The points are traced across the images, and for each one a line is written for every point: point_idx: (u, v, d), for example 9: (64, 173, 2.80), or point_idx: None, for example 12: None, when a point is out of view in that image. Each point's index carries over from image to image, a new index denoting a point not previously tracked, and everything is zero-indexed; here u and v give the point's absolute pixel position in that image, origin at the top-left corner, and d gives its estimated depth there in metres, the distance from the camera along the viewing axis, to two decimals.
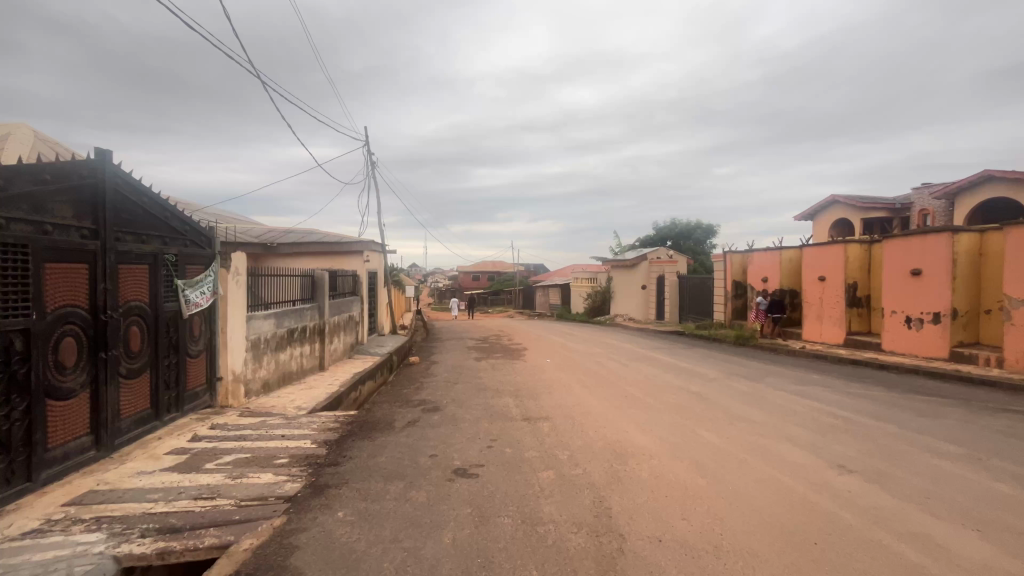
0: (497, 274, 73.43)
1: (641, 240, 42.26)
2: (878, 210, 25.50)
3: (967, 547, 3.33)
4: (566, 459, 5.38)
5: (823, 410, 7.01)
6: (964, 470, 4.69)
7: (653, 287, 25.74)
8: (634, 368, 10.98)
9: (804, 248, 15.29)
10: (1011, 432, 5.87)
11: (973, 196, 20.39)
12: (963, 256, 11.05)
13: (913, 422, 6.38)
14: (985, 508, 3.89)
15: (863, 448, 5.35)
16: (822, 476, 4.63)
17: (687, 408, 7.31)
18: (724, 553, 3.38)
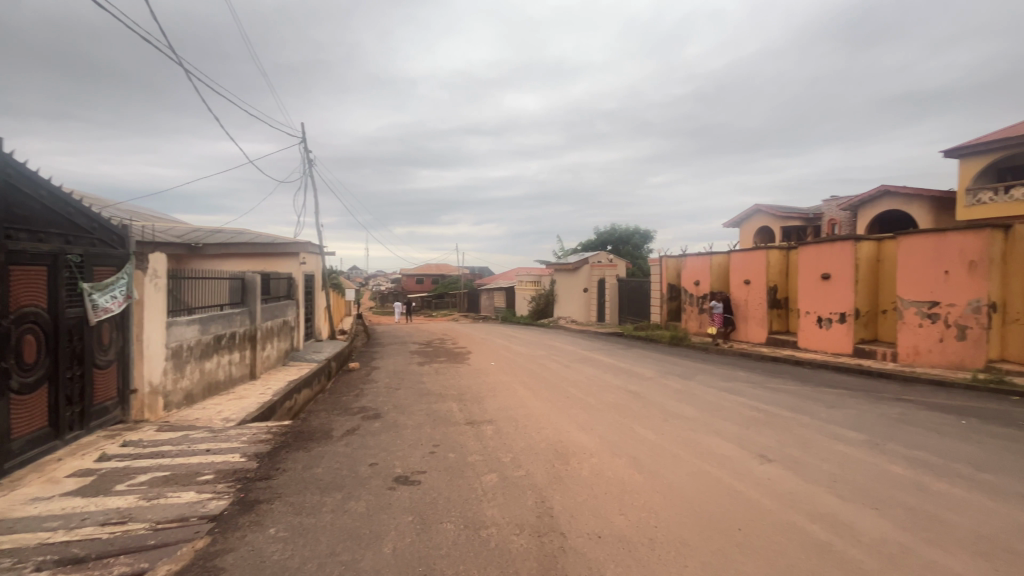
0: (441, 277, 72.59)
1: (583, 245, 43.46)
2: (795, 219, 27.82)
3: (866, 524, 3.70)
4: (509, 462, 5.41)
5: (746, 405, 7.53)
6: (864, 454, 5.20)
7: (594, 290, 26.51)
8: (576, 369, 11.24)
9: (732, 253, 16.35)
10: (903, 419, 6.59)
11: (872, 208, 22.81)
12: (865, 262, 12.31)
13: (823, 412, 7.00)
14: (881, 487, 4.35)
15: (781, 438, 5.80)
16: (746, 466, 4.97)
17: (625, 407, 7.59)
18: (658, 544, 3.53)
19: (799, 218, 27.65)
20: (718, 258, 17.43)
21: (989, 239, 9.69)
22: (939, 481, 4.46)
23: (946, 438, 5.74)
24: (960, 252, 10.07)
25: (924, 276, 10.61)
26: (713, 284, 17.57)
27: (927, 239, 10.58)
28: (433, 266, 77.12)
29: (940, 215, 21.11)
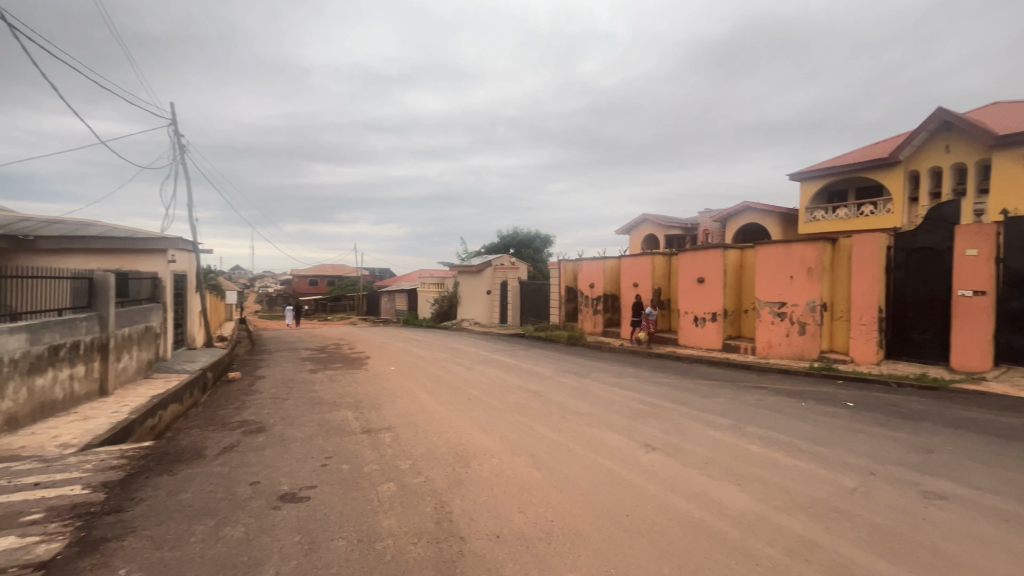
0: (338, 279, 68.59)
1: (486, 247, 43.89)
2: (675, 229, 30.82)
3: (731, 499, 4.18)
4: (407, 469, 5.24)
5: (635, 398, 8.13)
6: (730, 437, 5.88)
7: (497, 292, 26.86)
8: (478, 371, 11.28)
9: (623, 258, 17.62)
10: (759, 404, 7.59)
11: (737, 220, 26.11)
12: (731, 268, 14.03)
13: (697, 402, 7.80)
14: (743, 465, 4.95)
15: (663, 427, 6.35)
16: (634, 455, 5.35)
17: (525, 406, 7.76)
18: (554, 538, 3.65)
19: (679, 227, 30.69)
20: (610, 262, 18.67)
21: (821, 249, 11.55)
22: (785, 456, 5.19)
23: (791, 419, 6.70)
24: (801, 260, 11.88)
25: (775, 280, 12.37)
26: (607, 287, 18.77)
27: (778, 248, 12.36)
28: (328, 267, 72.53)
29: (786, 229, 24.79)
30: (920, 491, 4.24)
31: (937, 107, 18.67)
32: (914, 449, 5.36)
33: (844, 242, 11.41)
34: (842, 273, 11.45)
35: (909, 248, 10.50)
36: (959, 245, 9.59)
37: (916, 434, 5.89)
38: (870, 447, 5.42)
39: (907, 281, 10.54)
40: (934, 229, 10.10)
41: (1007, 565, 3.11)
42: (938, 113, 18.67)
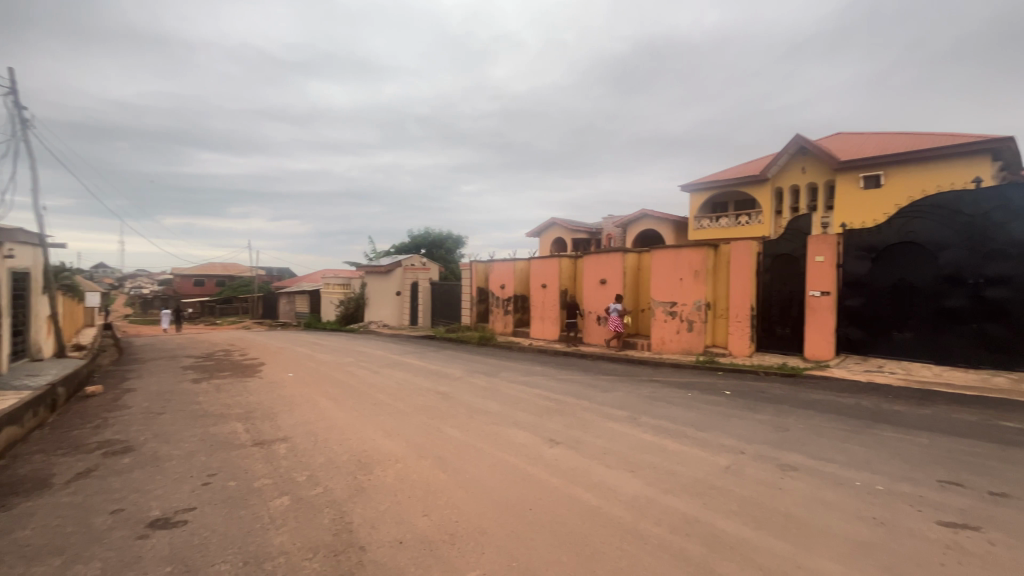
0: (228, 279, 62.42)
1: (396, 247, 42.69)
2: (582, 233, 32.41)
3: (625, 485, 4.48)
4: (304, 481, 4.91)
5: (541, 395, 8.39)
6: (626, 428, 6.30)
7: (407, 294, 26.22)
8: (385, 374, 10.92)
9: (533, 260, 18.17)
10: (652, 396, 8.22)
11: (636, 226, 28.20)
12: (630, 270, 15.08)
13: (598, 396, 8.25)
14: (637, 453, 5.32)
15: (566, 422, 6.63)
16: (538, 450, 5.52)
17: (434, 408, 7.66)
18: (459, 538, 3.65)
19: (585, 231, 32.29)
20: (521, 264, 19.13)
21: (706, 254, 12.80)
22: (673, 442, 5.67)
23: (678, 408, 7.35)
24: (689, 264, 13.08)
25: (667, 282, 13.53)
26: (517, 288, 19.20)
27: (669, 253, 13.52)
28: (217, 265, 65.75)
29: (678, 235, 27.20)
30: (779, 465, 4.88)
31: (796, 134, 21.80)
32: (776, 429, 6.16)
33: (724, 248, 12.73)
34: (722, 276, 12.78)
35: (774, 254, 12.02)
36: (811, 252, 11.18)
37: (777, 416, 6.78)
38: (742, 430, 6.11)
39: (772, 283, 12.05)
40: (793, 238, 11.67)
41: (841, 522, 3.69)
42: (796, 139, 21.80)
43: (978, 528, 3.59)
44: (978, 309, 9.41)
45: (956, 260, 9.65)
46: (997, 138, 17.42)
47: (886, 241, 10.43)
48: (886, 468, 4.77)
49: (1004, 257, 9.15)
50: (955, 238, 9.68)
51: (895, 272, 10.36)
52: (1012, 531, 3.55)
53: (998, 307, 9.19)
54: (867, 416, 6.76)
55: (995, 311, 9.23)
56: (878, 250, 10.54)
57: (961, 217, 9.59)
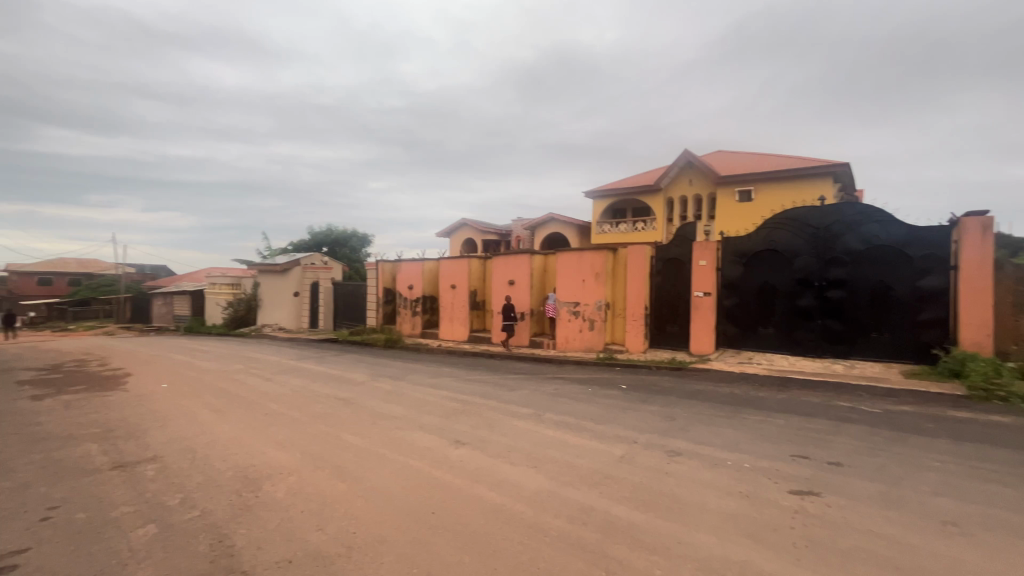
0: (84, 277, 53.66)
1: (295, 244, 39.80)
2: (492, 234, 32.77)
3: (528, 481, 4.59)
4: (177, 504, 4.37)
5: (447, 397, 8.32)
6: (530, 425, 6.47)
7: (307, 295, 24.53)
8: (279, 381, 10.10)
9: (442, 260, 17.98)
10: (556, 393, 8.53)
11: (543, 229, 29.37)
12: (537, 272, 15.54)
13: (504, 395, 8.38)
14: (541, 449, 5.48)
15: (472, 422, 6.64)
16: (443, 453, 5.45)
17: (333, 415, 7.23)
18: (357, 550, 3.48)
19: (495, 233, 32.64)
20: (429, 265, 18.86)
21: (606, 257, 13.58)
22: (572, 436, 5.94)
23: (579, 403, 7.71)
24: (591, 266, 13.79)
25: (571, 283, 14.15)
26: (425, 288, 18.87)
27: (573, 255, 14.14)
28: (69, 261, 56.22)
29: (582, 239, 28.61)
30: (665, 451, 5.32)
31: (684, 149, 24.02)
32: (664, 418, 6.70)
33: (622, 252, 13.60)
34: (620, 278, 13.66)
35: (665, 258, 13.11)
36: (695, 256, 12.39)
37: (665, 406, 7.40)
38: (635, 421, 6.57)
39: (663, 284, 13.13)
40: (681, 244, 12.81)
41: (715, 499, 4.12)
42: (685, 154, 24.02)
43: (819, 493, 4.21)
44: (822, 308, 11.08)
45: (807, 265, 11.27)
46: (838, 164, 20.76)
47: (754, 247, 11.89)
48: (752, 447, 5.43)
49: (841, 264, 10.87)
50: (805, 246, 11.29)
51: (761, 275, 11.83)
52: (843, 493, 4.22)
53: (836, 305, 10.90)
54: (738, 402, 7.64)
55: (833, 309, 10.94)
56: (748, 256, 11.99)
57: (810, 228, 11.22)
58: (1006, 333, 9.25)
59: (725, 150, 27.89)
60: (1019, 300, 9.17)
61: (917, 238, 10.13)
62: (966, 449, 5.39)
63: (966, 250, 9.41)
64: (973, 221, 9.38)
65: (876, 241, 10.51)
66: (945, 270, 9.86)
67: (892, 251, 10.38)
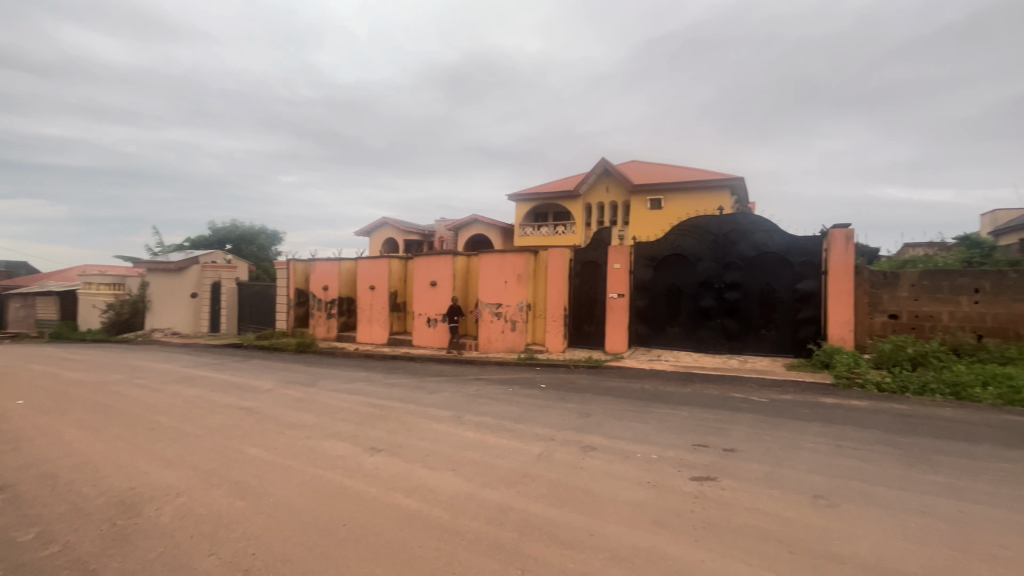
0: None
1: (193, 240, 36.14)
2: (414, 234, 32.08)
3: (445, 484, 4.52)
4: (33, 539, 3.74)
5: (364, 403, 7.97)
6: (449, 428, 6.39)
7: (206, 296, 22.33)
8: (169, 392, 9.06)
9: (360, 260, 17.26)
10: (477, 394, 8.52)
11: (467, 230, 29.38)
12: (460, 273, 15.43)
13: (424, 398, 8.21)
14: (460, 452, 5.42)
15: (389, 428, 6.42)
16: (357, 461, 5.20)
17: (233, 427, 6.62)
18: (256, 572, 3.20)
19: (417, 233, 31.96)
20: (346, 264, 18.00)
21: (528, 259, 13.83)
22: (492, 437, 5.96)
23: (499, 403, 7.75)
24: (513, 268, 13.95)
25: (494, 284, 14.23)
26: (342, 290, 17.98)
27: (495, 257, 14.23)
28: None
29: (505, 241, 28.93)
30: (581, 447, 5.52)
31: (601, 158, 25.25)
32: (581, 415, 6.94)
33: (543, 254, 13.91)
34: (541, 280, 13.97)
35: (583, 260, 13.64)
36: (610, 259, 13.01)
37: (581, 403, 7.67)
38: (553, 419, 6.74)
39: (581, 286, 13.65)
40: (598, 248, 13.40)
41: (625, 490, 4.33)
42: (602, 162, 25.25)
43: (714, 478, 4.59)
44: (720, 308, 12.16)
45: (707, 269, 12.30)
46: (733, 178, 22.99)
47: (662, 252, 12.76)
48: (658, 439, 5.80)
49: (736, 268, 12.00)
50: (706, 252, 12.32)
51: (668, 278, 12.73)
52: (735, 476, 4.64)
53: (732, 306, 12.02)
54: (648, 397, 8.13)
55: (729, 309, 12.06)
56: (657, 259, 12.84)
57: (711, 235, 12.27)
58: (864, 328, 10.73)
59: (638, 161, 29.70)
60: (873, 300, 10.67)
61: (796, 245, 11.43)
62: (834, 430, 6.17)
63: (833, 258, 10.75)
64: (839, 232, 10.73)
65: (764, 248, 11.71)
66: (817, 274, 11.21)
67: (777, 257, 11.63)
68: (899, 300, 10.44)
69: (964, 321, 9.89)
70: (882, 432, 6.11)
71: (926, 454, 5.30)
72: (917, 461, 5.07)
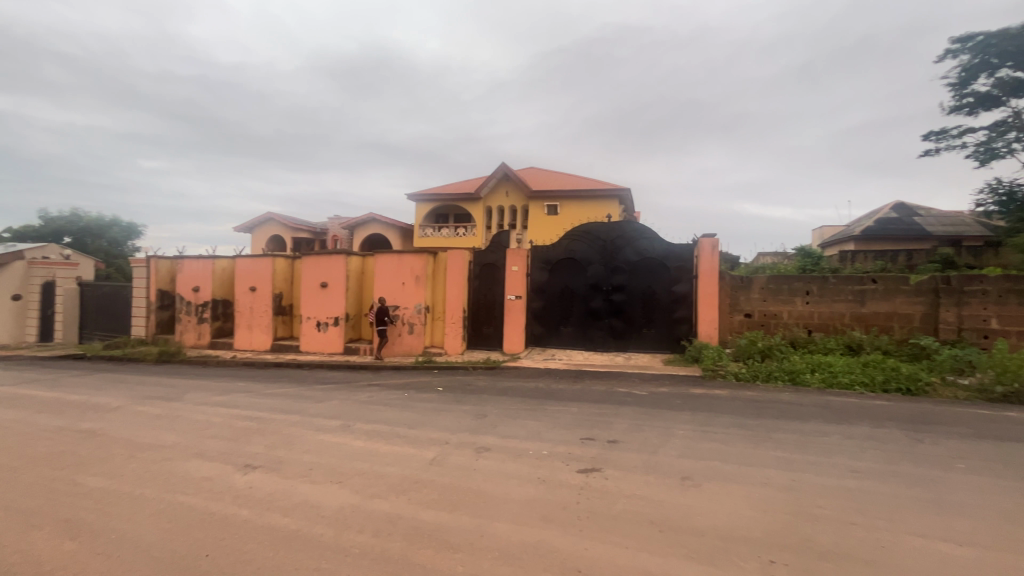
0: None
1: (16, 231, 29.91)
2: (304, 232, 29.83)
3: (330, 499, 4.25)
4: None
5: (239, 416, 7.20)
6: (337, 438, 6.02)
7: (35, 298, 18.57)
8: None
9: (238, 258, 15.60)
10: (370, 401, 8.15)
11: (363, 229, 28.11)
12: (354, 274, 14.65)
13: (310, 408, 7.65)
14: (349, 463, 5.13)
15: (268, 442, 5.87)
16: (227, 481, 4.68)
17: (65, 454, 5.56)
18: None
19: (308, 231, 29.81)
20: (222, 263, 16.16)
21: (426, 261, 13.58)
22: (383, 444, 5.74)
23: (393, 409, 7.50)
24: (411, 269, 13.62)
25: (391, 286, 13.77)
26: (216, 291, 16.10)
27: (392, 258, 13.78)
28: None
29: (404, 241, 28.16)
30: (475, 449, 5.54)
31: (501, 163, 25.75)
32: (476, 417, 6.98)
33: (442, 255, 13.74)
34: (440, 281, 13.78)
35: (482, 263, 13.76)
36: (508, 262, 13.29)
37: (477, 405, 7.71)
38: (448, 422, 6.68)
39: (480, 288, 13.75)
40: (496, 250, 13.61)
41: (516, 487, 4.44)
42: (502, 167, 25.79)
43: (599, 469, 4.90)
44: (607, 309, 13.05)
45: (597, 272, 13.12)
46: (621, 189, 24.86)
47: (557, 255, 13.35)
48: (549, 435, 6.04)
49: (621, 271, 12.95)
50: (596, 256, 13.14)
51: (562, 280, 13.35)
52: (616, 466, 4.99)
53: (618, 307, 12.96)
54: (541, 395, 8.43)
55: (616, 310, 12.99)
56: (552, 263, 13.39)
57: (600, 241, 13.11)
58: (725, 326, 12.21)
59: (536, 168, 30.79)
60: (732, 300, 12.19)
61: (673, 252, 12.64)
62: (700, 417, 6.93)
63: (702, 263, 12.10)
64: (707, 241, 12.09)
65: (646, 254, 12.80)
66: (689, 278, 12.50)
67: (656, 262, 12.76)
68: (752, 301, 12.05)
69: (799, 318, 11.69)
70: (737, 417, 7.00)
71: (770, 433, 6.17)
72: (763, 440, 5.88)
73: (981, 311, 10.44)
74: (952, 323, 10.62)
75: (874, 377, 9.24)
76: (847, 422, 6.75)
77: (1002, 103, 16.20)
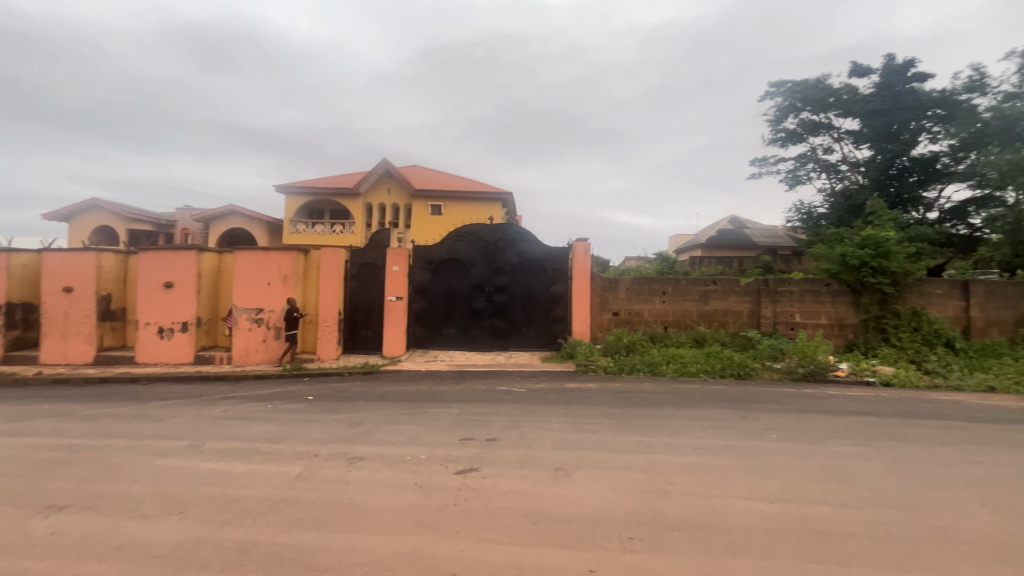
0: None
1: None
2: (143, 223, 25.43)
3: (166, 533, 3.65)
4: None
5: (42, 446, 5.84)
6: (179, 461, 5.20)
7: None
8: None
9: (47, 252, 12.72)
10: (224, 416, 7.21)
11: (221, 223, 24.90)
12: (207, 272, 12.86)
13: (145, 429, 6.51)
14: (193, 489, 4.46)
15: (83, 475, 4.85)
16: (19, 529, 3.75)
17: None
18: None
19: (149, 223, 25.52)
20: (21, 257, 13.03)
21: (296, 259, 12.45)
22: (238, 464, 5.10)
23: (253, 423, 6.73)
24: (278, 268, 12.37)
25: (253, 286, 12.39)
26: (13, 292, 12.93)
27: (255, 255, 12.40)
28: None
29: (271, 237, 25.55)
30: (347, 459, 5.20)
31: (382, 159, 24.78)
32: (350, 425, 6.57)
33: (314, 254, 12.71)
34: (312, 282, 12.73)
35: (360, 262, 13.04)
36: (389, 262, 12.80)
37: (351, 413, 7.27)
38: (317, 433, 6.18)
39: (357, 289, 13.03)
40: (376, 249, 13.01)
41: (391, 496, 4.26)
42: (383, 163, 24.83)
43: (477, 468, 4.93)
44: (489, 309, 13.26)
45: (480, 273, 13.26)
46: (503, 193, 25.53)
47: (440, 256, 13.21)
48: (428, 438, 5.91)
49: (503, 273, 13.26)
50: (479, 257, 13.27)
51: (444, 281, 13.24)
52: (494, 463, 5.06)
53: (499, 307, 13.25)
54: (422, 399, 8.24)
55: (497, 310, 13.26)
56: (435, 263, 13.22)
57: (482, 242, 13.27)
58: (596, 324, 13.20)
59: (419, 166, 30.21)
60: (602, 300, 13.22)
61: (550, 254, 13.29)
62: (572, 410, 7.37)
63: (576, 265, 12.93)
64: (581, 245, 12.96)
65: (526, 256, 13.27)
66: (565, 279, 13.26)
67: (535, 264, 13.30)
68: (620, 300, 13.20)
69: (657, 316, 13.10)
70: (605, 407, 7.59)
71: (632, 420, 6.79)
72: (626, 427, 6.45)
73: (789, 308, 12.74)
74: (770, 317, 12.77)
75: (714, 364, 10.74)
76: (693, 405, 7.74)
77: (803, 140, 19.99)
